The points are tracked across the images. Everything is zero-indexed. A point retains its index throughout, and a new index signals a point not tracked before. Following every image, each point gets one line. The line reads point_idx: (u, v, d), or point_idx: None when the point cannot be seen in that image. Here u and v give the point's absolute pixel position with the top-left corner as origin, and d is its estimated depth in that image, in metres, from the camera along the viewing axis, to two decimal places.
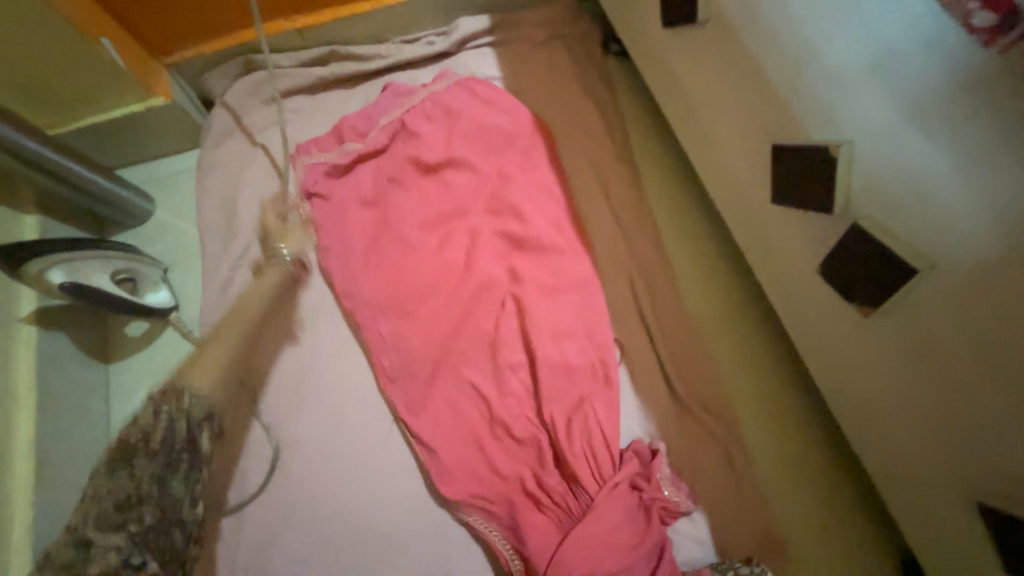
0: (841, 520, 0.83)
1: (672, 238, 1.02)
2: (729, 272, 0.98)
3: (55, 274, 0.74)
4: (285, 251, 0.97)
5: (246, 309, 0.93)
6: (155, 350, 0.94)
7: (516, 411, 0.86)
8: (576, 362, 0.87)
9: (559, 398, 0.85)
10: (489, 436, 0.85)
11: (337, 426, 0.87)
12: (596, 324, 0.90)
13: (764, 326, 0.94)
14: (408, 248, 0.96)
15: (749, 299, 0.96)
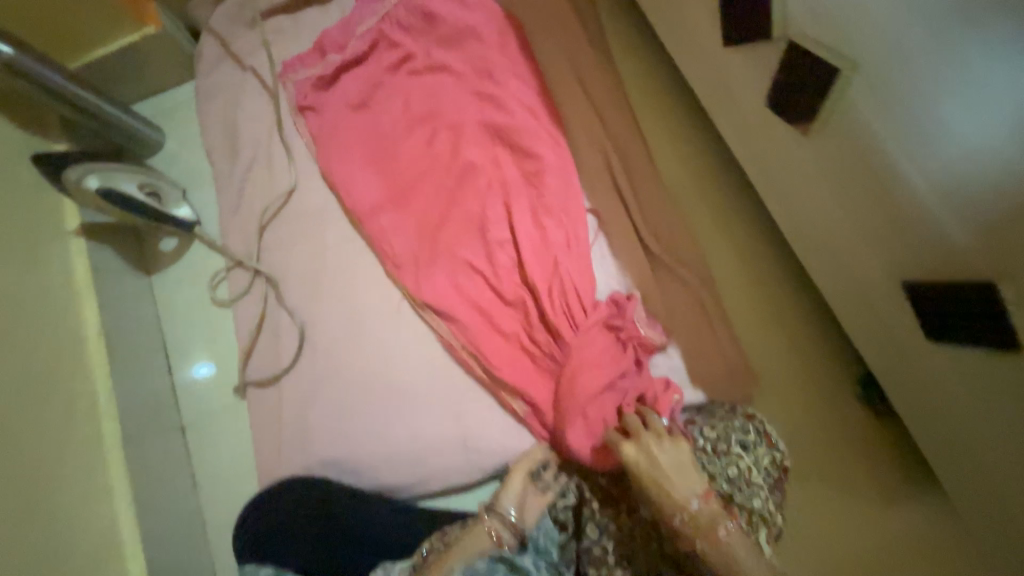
0: (813, 352, 0.89)
1: (648, 119, 1.04)
2: (706, 143, 1.01)
3: (91, 181, 0.85)
4: (287, 163, 1.06)
5: (258, 216, 1.03)
6: (187, 261, 1.06)
7: (501, 281, 0.93)
8: (554, 235, 0.93)
9: (543, 266, 0.92)
10: (479, 304, 0.94)
11: (351, 309, 0.98)
12: (573, 202, 0.96)
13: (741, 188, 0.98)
14: (395, 150, 1.04)
15: (726, 163, 0.99)
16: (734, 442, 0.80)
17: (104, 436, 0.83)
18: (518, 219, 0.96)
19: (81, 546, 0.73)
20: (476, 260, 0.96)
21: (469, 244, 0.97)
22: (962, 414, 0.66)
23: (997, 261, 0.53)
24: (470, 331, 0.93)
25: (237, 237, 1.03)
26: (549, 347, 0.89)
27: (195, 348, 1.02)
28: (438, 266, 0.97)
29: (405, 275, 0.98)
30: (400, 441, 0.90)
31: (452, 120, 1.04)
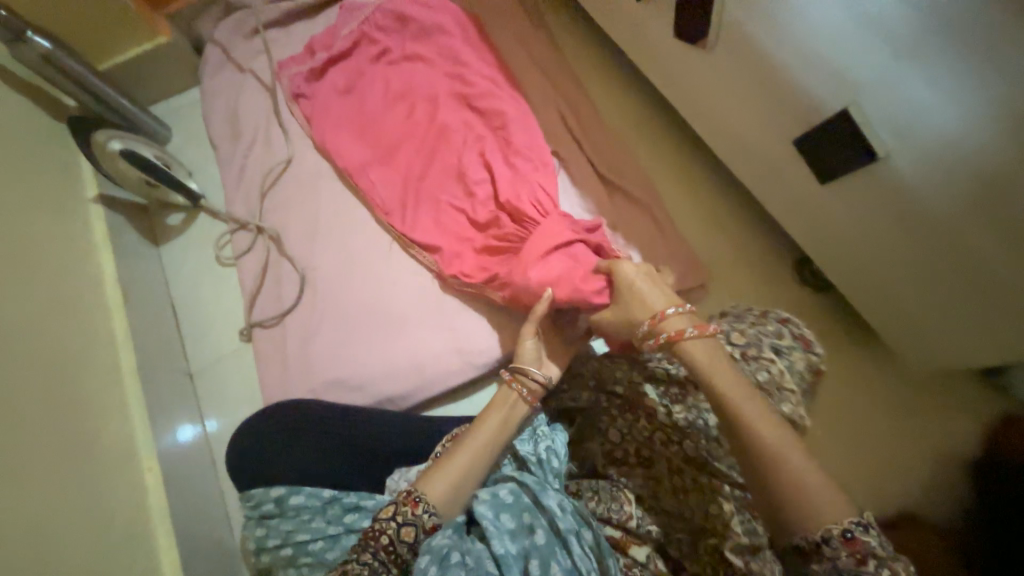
0: (748, 245, 1.06)
1: (591, 83, 1.25)
2: (640, 97, 1.22)
3: (115, 145, 0.98)
4: (284, 141, 1.21)
5: (259, 184, 1.17)
6: (194, 230, 1.17)
7: (479, 207, 1.03)
8: (523, 163, 1.04)
9: (518, 183, 1.01)
10: (460, 231, 1.03)
11: (348, 252, 1.10)
12: (539, 139, 1.08)
13: (672, 126, 1.18)
14: (379, 122, 1.19)
15: (658, 109, 1.20)
16: (767, 347, 0.83)
17: (122, 368, 0.89)
18: (493, 159, 1.06)
19: (103, 455, 0.78)
20: (456, 194, 1.07)
21: (449, 183, 1.09)
22: (870, 241, 0.83)
23: (845, 98, 0.70)
24: (454, 251, 1.02)
25: (241, 204, 1.16)
26: (522, 249, 0.96)
27: (200, 303, 1.10)
28: (424, 207, 1.09)
29: (396, 218, 1.09)
30: (399, 355, 0.99)
31: (424, 92, 1.20)
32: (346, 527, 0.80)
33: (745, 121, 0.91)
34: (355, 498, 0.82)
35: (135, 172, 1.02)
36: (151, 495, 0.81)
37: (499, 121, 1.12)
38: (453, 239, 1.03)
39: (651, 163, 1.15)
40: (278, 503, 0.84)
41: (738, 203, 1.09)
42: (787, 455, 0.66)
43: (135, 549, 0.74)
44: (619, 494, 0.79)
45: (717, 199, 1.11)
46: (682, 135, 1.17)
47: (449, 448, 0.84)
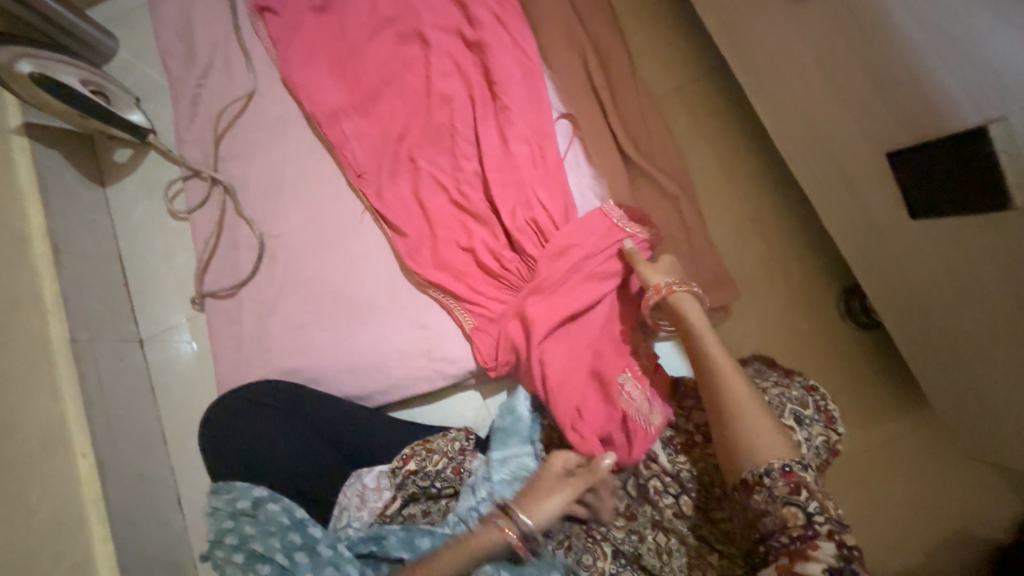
0: (786, 261, 0.87)
1: (631, 23, 0.97)
2: (690, 50, 0.95)
3: (25, 67, 0.80)
4: (245, 68, 1.00)
5: (214, 123, 0.98)
6: (143, 173, 1.01)
7: (468, 196, 0.86)
8: (518, 148, 0.84)
9: (516, 189, 0.83)
10: (443, 218, 0.87)
11: (314, 221, 0.94)
12: (543, 113, 0.87)
13: (724, 95, 0.93)
14: (359, 54, 0.96)
15: (709, 70, 0.94)
16: (787, 415, 0.64)
17: (53, 339, 0.80)
18: (488, 130, 0.87)
19: (31, 440, 0.71)
20: (438, 174, 0.88)
21: (431, 156, 0.89)
22: (954, 297, 0.64)
23: (993, 107, 0.48)
24: (428, 248, 0.87)
25: (193, 146, 0.98)
26: (514, 267, 0.82)
27: (151, 259, 0.98)
28: (401, 178, 0.90)
29: (366, 186, 0.91)
30: (362, 350, 0.87)
31: (414, 21, 0.94)
32: (292, 566, 0.67)
33: (827, 108, 0.67)
34: (319, 535, 0.70)
35: (58, 100, 0.85)
36: (86, 481, 0.76)
37: (504, 70, 0.88)
38: (432, 228, 0.87)
39: (689, 141, 0.92)
40: (256, 504, 0.73)
41: (786, 206, 0.89)
42: (745, 415, 0.60)
43: (65, 543, 0.70)
44: (594, 548, 0.67)
45: (761, 197, 0.90)
46: (735, 109, 0.93)
47: (414, 453, 0.77)
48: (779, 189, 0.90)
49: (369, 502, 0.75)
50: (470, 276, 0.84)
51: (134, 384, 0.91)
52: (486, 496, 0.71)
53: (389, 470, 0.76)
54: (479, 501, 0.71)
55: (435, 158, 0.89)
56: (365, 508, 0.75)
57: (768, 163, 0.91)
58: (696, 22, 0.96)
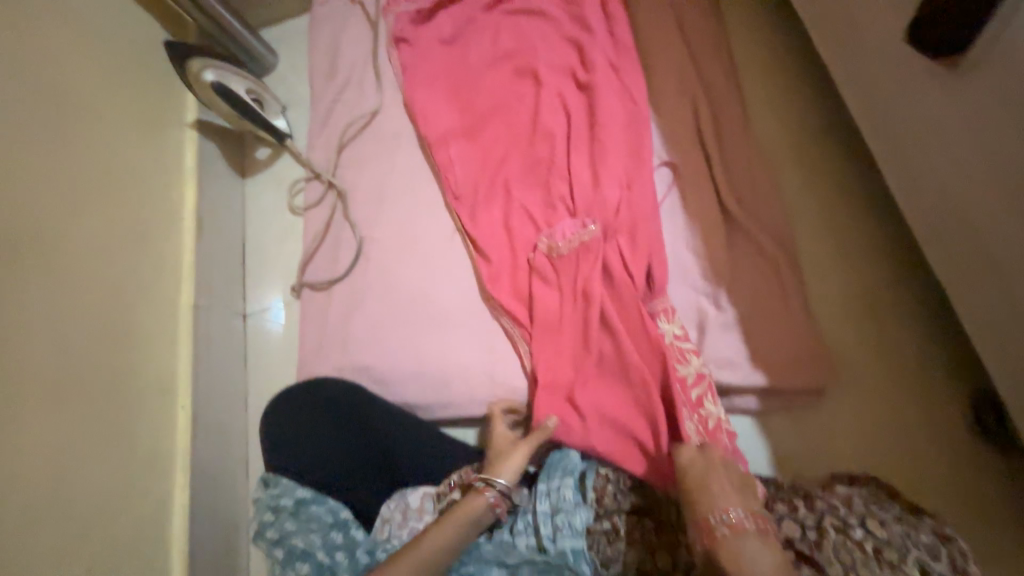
0: (902, 351, 0.76)
1: (750, 75, 0.94)
2: (813, 109, 0.90)
3: (208, 75, 0.96)
4: (375, 88, 1.12)
5: (340, 134, 1.10)
6: (276, 169, 1.16)
7: (555, 235, 0.84)
8: (612, 192, 0.84)
9: (608, 235, 0.82)
10: (529, 254, 0.87)
11: (409, 233, 1.00)
12: (643, 160, 0.86)
13: (846, 159, 0.86)
14: (476, 86, 1.02)
15: (831, 132, 0.88)
16: (910, 561, 0.56)
17: (180, 301, 0.93)
18: (587, 170, 0.87)
19: (143, 386, 0.82)
20: (530, 206, 0.90)
21: (524, 188, 0.92)
22: None
23: None
24: (507, 277, 0.88)
25: (319, 152, 1.11)
26: (576, 306, 0.78)
27: (267, 245, 1.11)
28: (494, 204, 0.94)
29: (460, 208, 0.96)
30: (428, 363, 0.90)
31: (532, 57, 0.99)
32: (332, 566, 0.70)
33: (982, 190, 0.59)
34: (359, 539, 0.74)
35: (225, 104, 1.00)
36: (178, 431, 0.86)
37: (611, 113, 0.89)
38: (514, 257, 0.89)
39: (804, 204, 0.85)
40: (298, 505, 0.78)
41: (911, 290, 0.78)
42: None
43: (149, 483, 0.80)
44: None
45: (880, 276, 0.80)
46: (857, 176, 0.85)
47: (461, 481, 0.76)
48: (904, 270, 0.80)
49: (409, 521, 0.75)
50: (535, 308, 0.82)
51: (232, 352, 1.02)
52: (522, 530, 0.70)
53: (435, 493, 0.77)
54: (515, 536, 0.70)
55: (528, 190, 0.91)
56: (405, 528, 0.74)
57: (897, 239, 0.81)
58: (821, 81, 0.91)
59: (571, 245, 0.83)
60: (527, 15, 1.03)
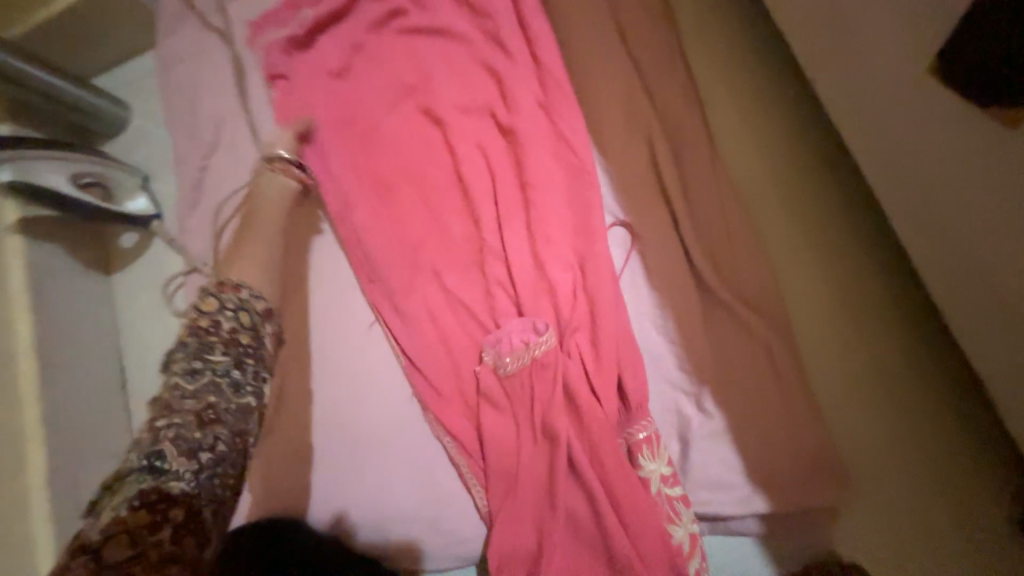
0: (924, 441, 0.62)
1: (713, 98, 0.76)
2: (790, 140, 0.74)
3: (3, 175, 0.73)
4: (252, 146, 0.88)
5: (215, 211, 0.87)
6: (146, 260, 0.93)
7: (501, 348, 0.65)
8: (560, 279, 0.66)
9: (566, 341, 0.64)
10: (475, 368, 0.69)
11: (320, 338, 0.80)
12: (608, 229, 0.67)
13: (829, 201, 0.72)
14: (377, 135, 0.79)
15: (810, 168, 0.73)
16: None
17: (29, 473, 0.72)
18: (526, 248, 0.68)
19: None
20: (466, 300, 0.71)
21: (455, 275, 0.72)
22: None
23: None
24: (443, 393, 0.69)
25: (193, 236, 0.87)
26: (537, 444, 0.62)
27: (150, 361, 0.89)
28: (419, 295, 0.73)
29: (379, 302, 0.75)
30: (361, 505, 0.72)
31: (439, 95, 0.77)
32: None
33: None
34: None
35: (46, 203, 0.78)
36: None
37: (548, 169, 0.69)
38: (451, 366, 0.70)
39: (785, 260, 0.70)
40: None
41: (925, 362, 0.65)
42: None
43: None
44: None
45: (888, 345, 0.66)
46: (843, 220, 0.71)
47: None
48: (915, 336, 0.66)
49: None
50: (487, 445, 0.64)
51: None
52: None
53: None
54: None
55: (460, 278, 0.72)
56: None
57: (894, 299, 0.67)
58: (796, 104, 0.75)
59: (523, 356, 0.64)
60: (428, 38, 0.80)
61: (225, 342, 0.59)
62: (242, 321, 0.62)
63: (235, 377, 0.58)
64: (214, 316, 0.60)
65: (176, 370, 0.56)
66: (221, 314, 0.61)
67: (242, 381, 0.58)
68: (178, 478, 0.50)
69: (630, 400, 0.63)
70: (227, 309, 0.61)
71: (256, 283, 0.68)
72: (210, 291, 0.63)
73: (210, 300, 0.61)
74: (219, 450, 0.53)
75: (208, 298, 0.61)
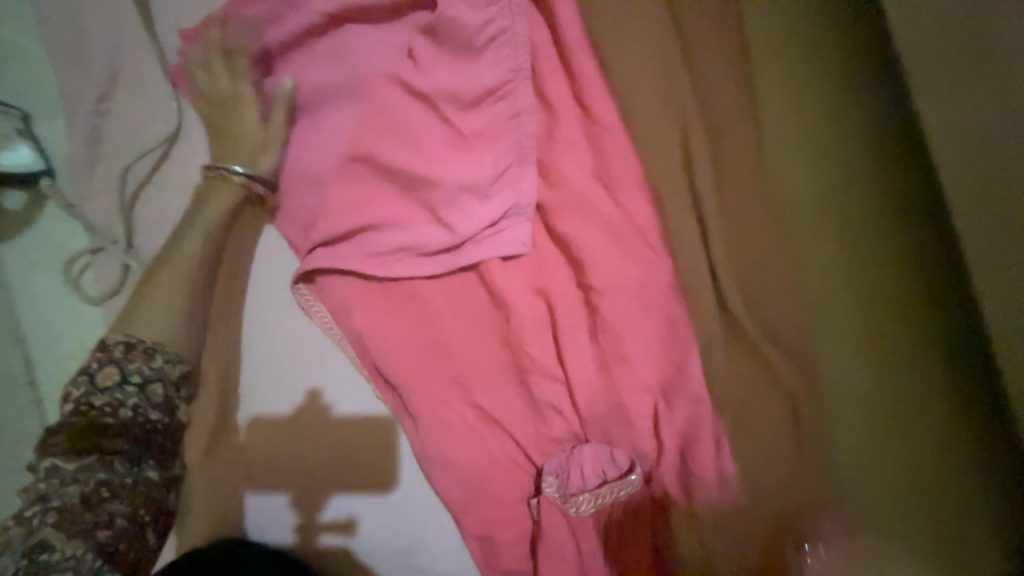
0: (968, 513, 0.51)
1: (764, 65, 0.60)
2: (849, 151, 0.59)
3: None
4: (165, 89, 0.66)
5: (123, 173, 0.67)
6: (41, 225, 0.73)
7: (570, 480, 0.58)
8: (632, 396, 0.57)
9: (577, 381, 0.58)
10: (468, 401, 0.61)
11: (274, 337, 0.67)
12: (649, 254, 0.57)
13: (879, 214, 0.57)
14: (338, 109, 0.61)
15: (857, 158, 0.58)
16: None
17: None
18: (531, 262, 0.60)
19: None
20: (516, 402, 0.60)
21: (514, 373, 0.60)
22: None
23: None
24: (485, 505, 0.60)
25: (96, 204, 0.68)
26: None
27: (60, 355, 0.73)
28: (455, 407, 0.61)
29: (399, 385, 0.62)
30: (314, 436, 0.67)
31: (422, 52, 0.60)
32: None
33: None
34: None
35: None
36: None
37: (565, 161, 0.58)
38: (487, 480, 0.60)
39: (819, 283, 0.57)
40: None
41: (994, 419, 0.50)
42: None
43: None
44: None
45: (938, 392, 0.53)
46: (892, 242, 0.57)
47: None
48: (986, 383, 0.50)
49: None
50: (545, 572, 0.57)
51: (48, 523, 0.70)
52: None
53: None
54: None
55: (521, 380, 0.60)
56: None
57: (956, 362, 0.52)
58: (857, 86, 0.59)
59: (601, 493, 0.57)
60: None
61: (138, 388, 0.53)
62: (150, 395, 0.53)
63: (130, 433, 0.51)
64: (117, 398, 0.51)
65: (54, 450, 0.48)
66: (124, 389, 0.51)
67: (145, 456, 0.52)
68: (74, 563, 0.44)
69: (649, 461, 0.57)
70: (131, 381, 0.52)
71: (176, 341, 0.57)
72: (113, 354, 0.53)
73: (110, 369, 0.52)
74: (117, 524, 0.48)
75: (108, 367, 0.52)
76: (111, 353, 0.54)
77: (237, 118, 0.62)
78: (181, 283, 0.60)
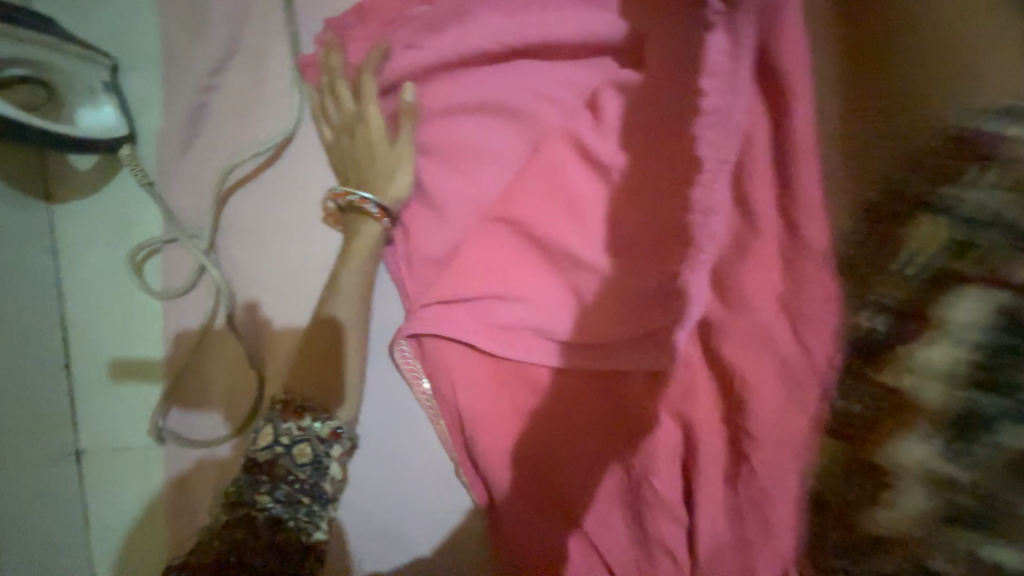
0: None
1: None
2: None
3: None
4: (290, 82, 0.57)
5: (224, 165, 0.58)
6: (112, 195, 0.64)
7: None
8: None
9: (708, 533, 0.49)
10: (572, 513, 0.54)
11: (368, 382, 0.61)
12: None
13: None
14: (494, 156, 0.54)
15: None
16: None
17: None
18: (679, 383, 0.51)
19: None
20: (623, 528, 0.53)
21: (629, 498, 0.53)
22: None
23: None
24: None
25: (184, 191, 0.59)
26: None
27: (109, 343, 0.65)
28: (554, 511, 0.55)
29: (497, 477, 0.55)
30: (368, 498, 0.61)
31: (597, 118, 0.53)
32: None
33: None
34: None
35: None
36: None
37: (750, 278, 0.49)
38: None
39: None
40: None
41: None
42: None
43: None
44: None
45: None
46: None
47: None
48: None
49: None
50: None
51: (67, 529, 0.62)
52: None
53: None
54: None
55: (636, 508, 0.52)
56: None
57: None
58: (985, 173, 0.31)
59: None
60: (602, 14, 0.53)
61: (281, 465, 0.47)
62: (299, 460, 0.48)
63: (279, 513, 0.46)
64: (269, 455, 0.47)
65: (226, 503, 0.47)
66: (273, 451, 0.47)
67: (290, 521, 0.46)
68: None
69: None
70: (282, 444, 0.48)
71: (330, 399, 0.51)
72: (275, 413, 0.49)
73: (269, 428, 0.48)
74: None
75: (267, 425, 0.48)
76: (276, 408, 0.49)
77: (366, 136, 0.53)
78: (337, 326, 0.52)
